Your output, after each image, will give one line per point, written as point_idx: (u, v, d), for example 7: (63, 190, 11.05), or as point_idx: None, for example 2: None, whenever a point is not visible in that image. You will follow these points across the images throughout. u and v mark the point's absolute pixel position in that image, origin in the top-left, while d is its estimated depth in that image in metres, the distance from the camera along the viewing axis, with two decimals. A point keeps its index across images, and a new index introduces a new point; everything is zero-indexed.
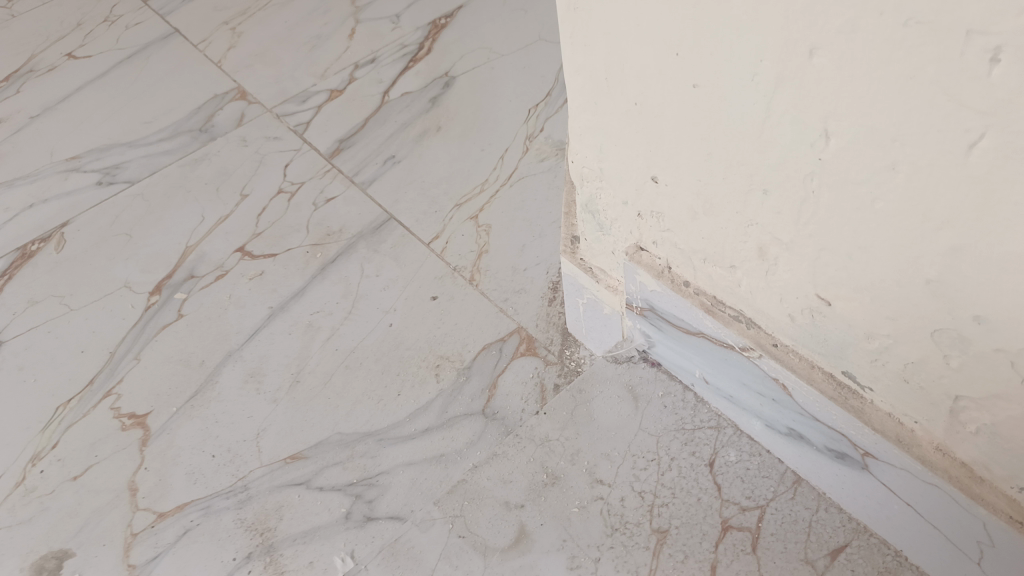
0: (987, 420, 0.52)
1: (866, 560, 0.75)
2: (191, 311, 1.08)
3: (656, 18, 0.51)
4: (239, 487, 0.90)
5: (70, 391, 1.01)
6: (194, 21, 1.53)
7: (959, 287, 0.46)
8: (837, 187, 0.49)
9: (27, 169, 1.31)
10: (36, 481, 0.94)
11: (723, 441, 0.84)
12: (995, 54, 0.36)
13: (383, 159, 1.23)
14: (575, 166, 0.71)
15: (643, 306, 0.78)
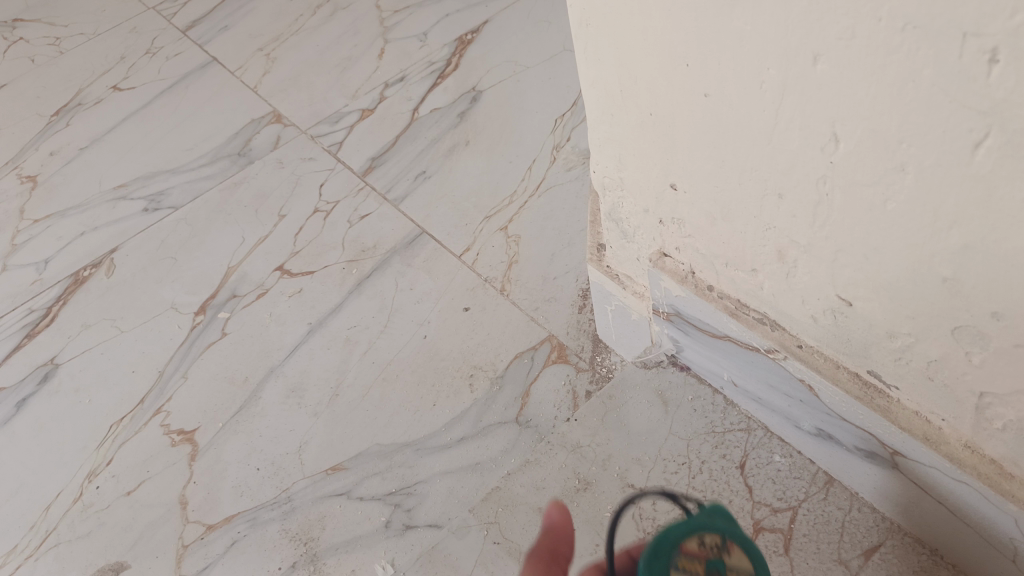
0: (1012, 416, 0.52)
1: (902, 560, 0.74)
2: (235, 329, 1.12)
3: (663, 32, 0.52)
4: (283, 499, 0.93)
5: (123, 410, 1.06)
6: (230, 48, 1.59)
7: (974, 285, 0.47)
8: (849, 189, 0.50)
9: (78, 199, 1.37)
10: (93, 497, 0.98)
11: (753, 443, 0.85)
12: (991, 55, 0.36)
13: (414, 175, 1.26)
14: (596, 176, 0.73)
15: (669, 312, 0.79)
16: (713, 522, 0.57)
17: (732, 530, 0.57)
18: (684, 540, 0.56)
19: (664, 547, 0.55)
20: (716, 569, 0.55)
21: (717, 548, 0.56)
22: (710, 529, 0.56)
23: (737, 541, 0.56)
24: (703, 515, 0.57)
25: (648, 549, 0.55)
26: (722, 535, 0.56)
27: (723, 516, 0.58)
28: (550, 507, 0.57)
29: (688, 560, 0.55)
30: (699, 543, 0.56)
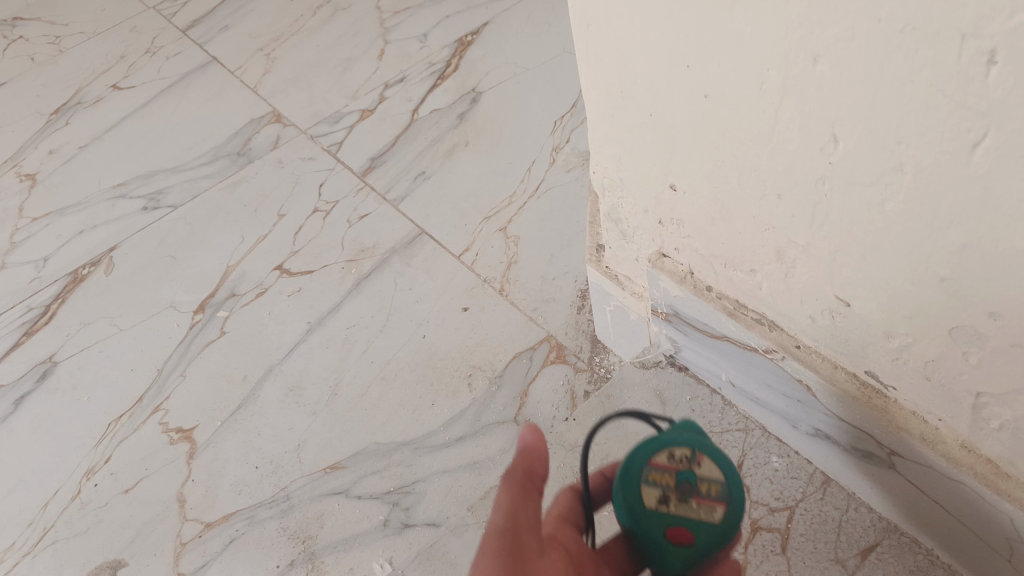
0: (1008, 415, 0.52)
1: (898, 560, 0.74)
2: (234, 328, 1.12)
3: (664, 32, 0.52)
4: (282, 497, 0.93)
5: (121, 408, 1.06)
6: (230, 48, 1.59)
7: (971, 284, 0.47)
8: (848, 190, 0.50)
9: (77, 198, 1.37)
10: (91, 494, 0.98)
11: (751, 443, 0.85)
12: (989, 56, 0.36)
13: (414, 175, 1.26)
14: (596, 177, 0.73)
15: (668, 312, 0.80)
16: (681, 435, 0.57)
17: (701, 441, 0.57)
18: (652, 455, 0.57)
19: (633, 463, 0.57)
20: (686, 480, 0.56)
21: (688, 461, 0.57)
22: (679, 443, 0.57)
23: (708, 451, 0.57)
24: (671, 428, 0.58)
25: (621, 466, 0.57)
26: (692, 447, 0.57)
27: (694, 429, 0.58)
28: (524, 428, 0.57)
29: (658, 473, 0.56)
30: (670, 457, 0.57)
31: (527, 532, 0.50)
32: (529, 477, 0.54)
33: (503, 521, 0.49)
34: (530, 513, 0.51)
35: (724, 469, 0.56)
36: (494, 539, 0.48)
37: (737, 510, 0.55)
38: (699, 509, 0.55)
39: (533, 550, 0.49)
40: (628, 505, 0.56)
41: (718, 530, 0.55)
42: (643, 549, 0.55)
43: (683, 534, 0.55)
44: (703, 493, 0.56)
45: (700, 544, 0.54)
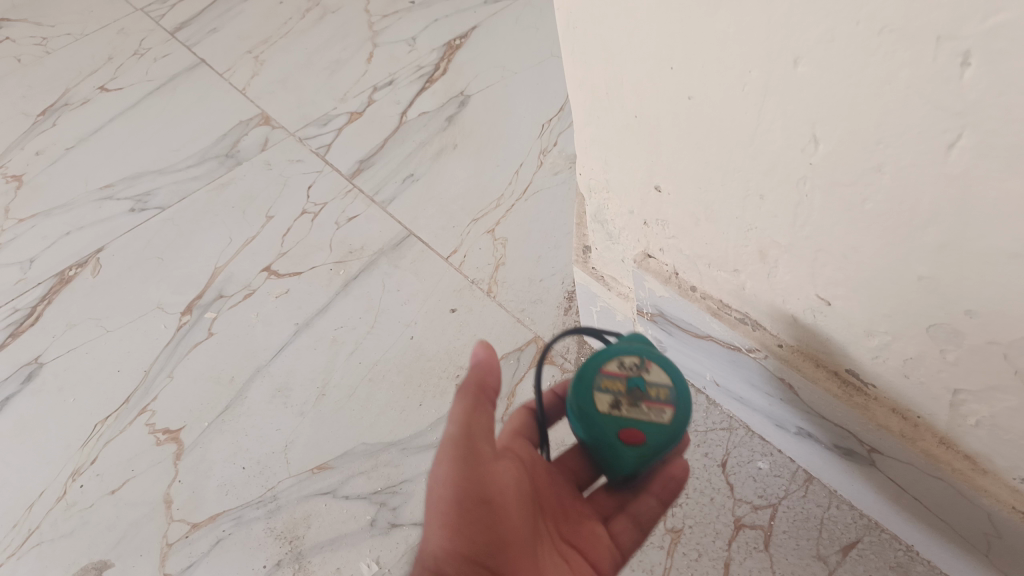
0: (985, 412, 0.53)
1: (878, 555, 0.78)
2: (221, 329, 1.12)
3: (648, 34, 0.52)
4: (268, 498, 0.93)
5: (108, 409, 1.06)
6: (219, 50, 1.59)
7: (950, 282, 0.47)
8: (829, 189, 0.49)
9: (64, 199, 1.37)
10: (76, 496, 0.98)
11: (735, 441, 0.88)
12: (964, 58, 0.35)
13: (402, 177, 1.27)
14: (583, 179, 0.74)
15: (653, 312, 0.81)
16: (630, 346, 0.63)
17: (648, 351, 0.62)
18: (604, 364, 0.62)
19: (588, 373, 0.62)
20: (636, 385, 0.61)
21: (638, 368, 0.62)
22: (629, 352, 0.62)
23: (657, 360, 0.62)
24: (622, 340, 0.64)
25: (574, 377, 0.62)
26: (641, 355, 0.62)
27: (641, 339, 0.65)
28: (477, 344, 0.63)
29: (609, 380, 0.62)
30: (620, 365, 0.62)
31: (481, 441, 0.59)
32: (483, 387, 0.62)
33: (460, 432, 0.58)
34: (484, 420, 0.60)
35: (672, 374, 0.61)
36: (452, 447, 0.57)
37: (682, 410, 0.60)
38: (648, 411, 0.60)
39: (487, 456, 0.58)
40: (582, 409, 0.61)
41: (665, 427, 0.60)
42: (597, 446, 0.61)
43: (634, 433, 0.60)
44: (652, 397, 0.61)
45: (649, 441, 0.60)
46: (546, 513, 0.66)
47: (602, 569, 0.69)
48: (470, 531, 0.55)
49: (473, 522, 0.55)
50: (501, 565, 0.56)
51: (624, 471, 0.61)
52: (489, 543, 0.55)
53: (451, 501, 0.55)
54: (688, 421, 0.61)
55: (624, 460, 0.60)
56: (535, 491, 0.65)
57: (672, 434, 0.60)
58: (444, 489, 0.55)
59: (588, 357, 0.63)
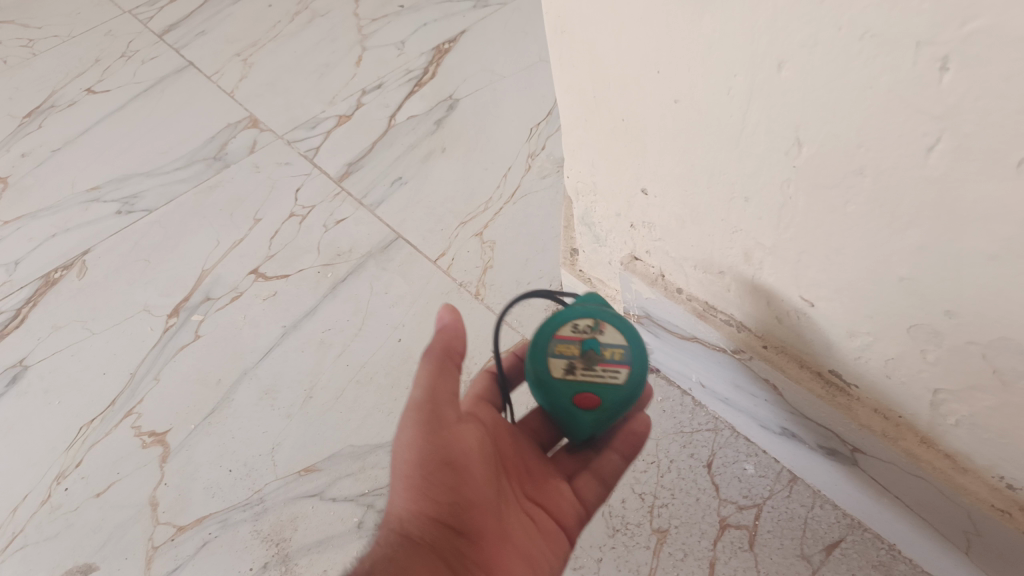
0: (965, 411, 0.54)
1: (861, 554, 0.79)
2: (208, 331, 1.12)
3: (635, 38, 0.52)
4: (255, 500, 0.93)
5: (94, 412, 1.05)
6: (207, 53, 1.59)
7: (929, 284, 0.47)
8: (813, 192, 0.50)
9: (49, 201, 1.36)
10: (61, 498, 0.97)
11: (720, 442, 0.89)
12: (943, 63, 0.35)
13: (390, 180, 1.27)
14: (570, 181, 0.75)
15: (640, 314, 0.83)
16: (583, 310, 0.67)
17: (601, 313, 0.67)
18: (558, 330, 0.66)
19: (542, 338, 0.66)
20: (590, 347, 0.65)
21: (592, 330, 0.66)
22: (582, 317, 0.66)
23: (609, 320, 0.66)
24: (574, 303, 0.68)
25: (529, 343, 0.67)
26: (593, 318, 0.66)
27: (595, 299, 0.69)
28: (441, 310, 0.68)
29: (564, 346, 0.66)
30: (574, 329, 0.66)
31: (445, 403, 0.64)
32: (448, 351, 0.67)
33: (423, 396, 0.63)
34: (447, 381, 0.65)
35: (623, 334, 0.66)
36: (415, 413, 0.62)
37: (636, 368, 0.65)
38: (603, 371, 0.65)
39: (450, 418, 0.63)
40: (540, 375, 0.66)
41: (620, 386, 0.65)
42: (556, 408, 0.66)
43: (590, 395, 0.65)
44: (606, 358, 0.65)
45: (605, 399, 0.65)
46: (511, 472, 0.70)
47: (569, 526, 0.73)
48: (432, 491, 0.61)
49: (436, 483, 0.61)
50: (464, 521, 0.62)
51: (585, 429, 0.66)
52: (451, 503, 0.62)
53: (414, 463, 0.61)
54: (641, 378, 0.65)
55: (583, 419, 0.65)
56: (499, 448, 0.70)
57: (627, 394, 0.65)
58: (407, 452, 0.62)
59: (542, 322, 0.67)
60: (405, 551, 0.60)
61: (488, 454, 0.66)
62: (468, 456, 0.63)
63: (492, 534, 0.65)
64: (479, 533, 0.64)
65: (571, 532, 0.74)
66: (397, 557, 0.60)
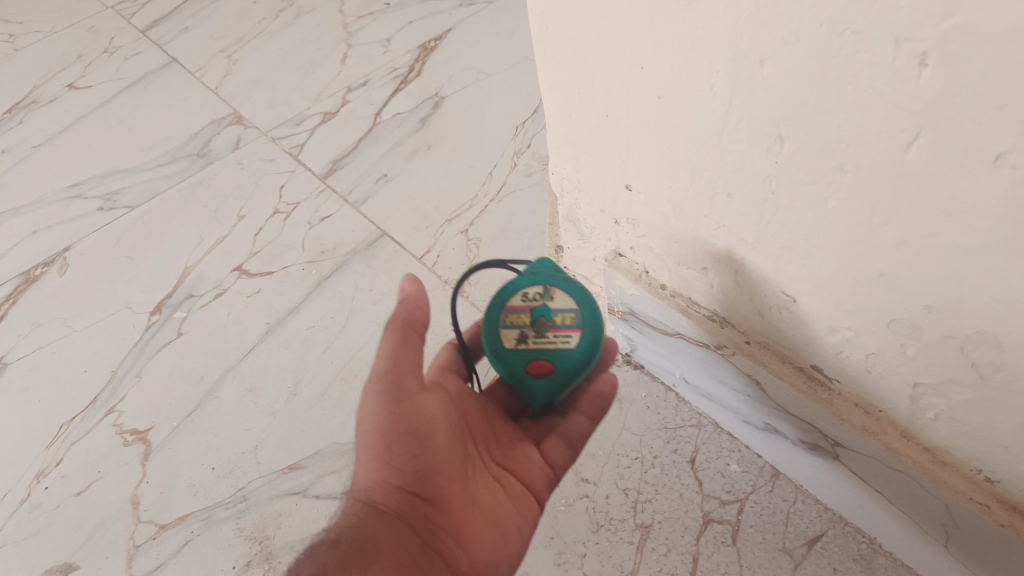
0: (944, 405, 0.54)
1: (842, 548, 0.80)
2: (191, 328, 1.11)
3: (618, 34, 0.52)
4: (238, 498, 0.93)
5: (75, 409, 1.05)
6: (191, 49, 1.58)
7: (908, 278, 0.47)
8: (794, 188, 0.50)
9: (30, 197, 1.35)
10: (42, 497, 0.97)
11: (704, 438, 0.89)
12: (921, 59, 0.36)
13: (375, 177, 1.27)
14: (555, 178, 0.75)
15: (624, 310, 0.83)
16: (532, 278, 0.70)
17: (550, 280, 0.70)
18: (509, 301, 0.69)
19: (494, 310, 0.69)
20: (541, 315, 0.68)
21: (541, 298, 0.69)
22: (531, 285, 0.70)
23: (558, 287, 0.70)
24: (525, 273, 0.71)
25: (483, 317, 0.70)
26: (543, 286, 0.70)
27: (546, 266, 0.72)
28: (404, 282, 0.71)
29: (515, 315, 0.69)
30: (524, 298, 0.69)
31: (407, 372, 0.67)
32: (410, 323, 0.69)
33: (385, 367, 0.66)
34: (409, 352, 0.68)
35: (573, 299, 0.69)
36: (378, 384, 0.66)
37: (587, 331, 0.68)
38: (555, 337, 0.68)
39: (412, 387, 0.66)
40: (493, 347, 0.68)
41: (573, 350, 0.68)
42: (511, 378, 0.68)
43: (542, 361, 0.67)
44: (557, 323, 0.68)
45: (559, 363, 0.67)
46: (479, 438, 0.71)
47: (540, 490, 0.73)
48: (397, 459, 0.64)
49: (400, 451, 0.63)
50: (431, 487, 0.64)
51: (541, 398, 0.68)
52: (417, 469, 0.64)
53: (378, 432, 0.64)
54: (593, 341, 0.68)
55: (538, 387, 0.67)
56: (466, 415, 0.71)
57: (578, 357, 0.67)
58: (372, 422, 0.65)
59: (495, 295, 0.70)
60: (372, 517, 0.62)
61: (454, 421, 0.67)
62: (431, 423, 0.65)
63: (460, 498, 0.66)
64: (446, 499, 0.65)
65: (542, 497, 0.73)
66: (362, 525, 0.62)
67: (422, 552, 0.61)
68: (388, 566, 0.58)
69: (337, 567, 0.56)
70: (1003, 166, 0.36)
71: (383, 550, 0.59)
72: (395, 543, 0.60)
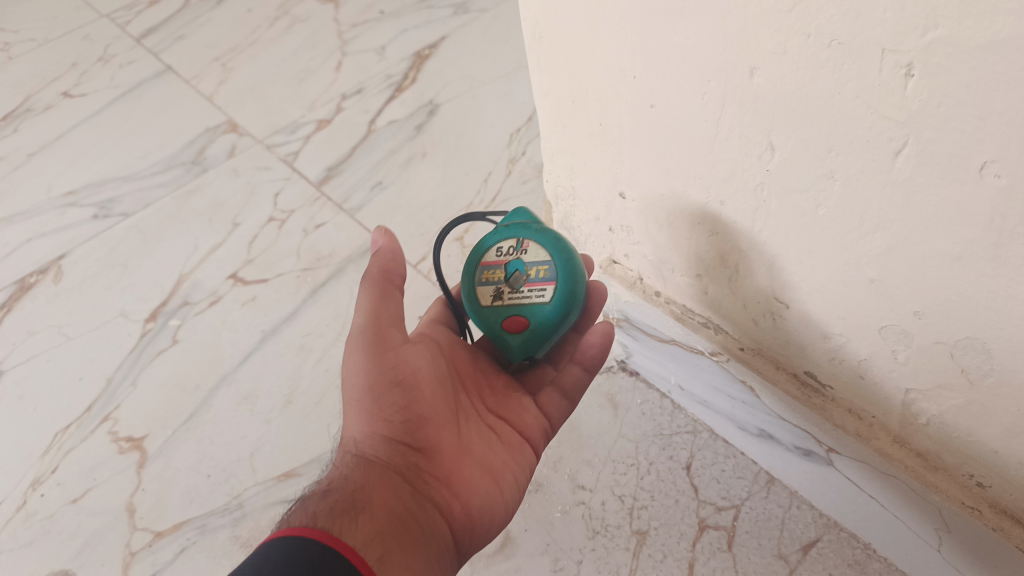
0: (934, 410, 0.55)
1: (837, 554, 0.80)
2: (186, 336, 1.11)
3: (610, 44, 0.53)
4: (234, 505, 0.93)
5: (69, 418, 1.05)
6: (185, 58, 1.58)
7: (896, 285, 0.48)
8: (785, 196, 0.51)
9: (25, 205, 1.35)
10: (37, 505, 0.97)
11: (699, 444, 0.90)
12: (907, 70, 0.36)
13: (370, 185, 1.27)
14: (550, 186, 0.75)
15: (619, 317, 0.84)
16: (507, 232, 0.68)
17: (524, 232, 0.68)
18: (484, 257, 0.69)
19: (470, 268, 0.69)
20: (514, 270, 0.67)
21: (516, 252, 0.68)
22: (506, 240, 0.68)
23: (531, 238, 0.67)
24: (501, 227, 0.70)
25: (463, 277, 0.70)
26: (517, 239, 0.68)
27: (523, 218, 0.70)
28: (376, 235, 0.71)
29: (491, 272, 0.68)
30: (498, 254, 0.68)
31: (389, 326, 0.68)
32: (387, 275, 0.70)
33: (366, 321, 0.67)
34: (387, 305, 0.69)
35: (547, 250, 0.66)
36: (360, 337, 0.67)
37: (561, 283, 0.65)
38: (529, 291, 0.66)
39: (395, 339, 0.67)
40: (473, 306, 0.69)
41: (547, 304, 0.65)
42: (489, 334, 0.68)
43: (517, 318, 0.66)
44: (532, 277, 0.66)
45: (535, 317, 0.65)
46: (471, 390, 0.72)
47: (535, 440, 0.73)
48: (383, 411, 0.65)
49: (386, 402, 0.65)
50: (420, 437, 0.64)
51: (522, 352, 0.67)
52: (403, 418, 0.65)
53: (364, 385, 0.66)
54: (569, 293, 0.65)
55: (515, 342, 0.67)
56: (456, 368, 0.72)
57: (552, 310, 0.65)
58: (356, 376, 0.66)
59: (472, 252, 0.70)
60: (361, 469, 0.63)
61: (442, 373, 0.69)
62: (416, 373, 0.66)
63: (451, 448, 0.66)
64: (437, 447, 0.65)
65: (539, 447, 0.73)
66: (352, 475, 0.62)
67: (414, 501, 0.62)
68: (378, 517, 0.58)
69: (326, 518, 0.56)
70: (988, 174, 0.37)
71: (374, 500, 0.60)
72: (385, 492, 0.61)
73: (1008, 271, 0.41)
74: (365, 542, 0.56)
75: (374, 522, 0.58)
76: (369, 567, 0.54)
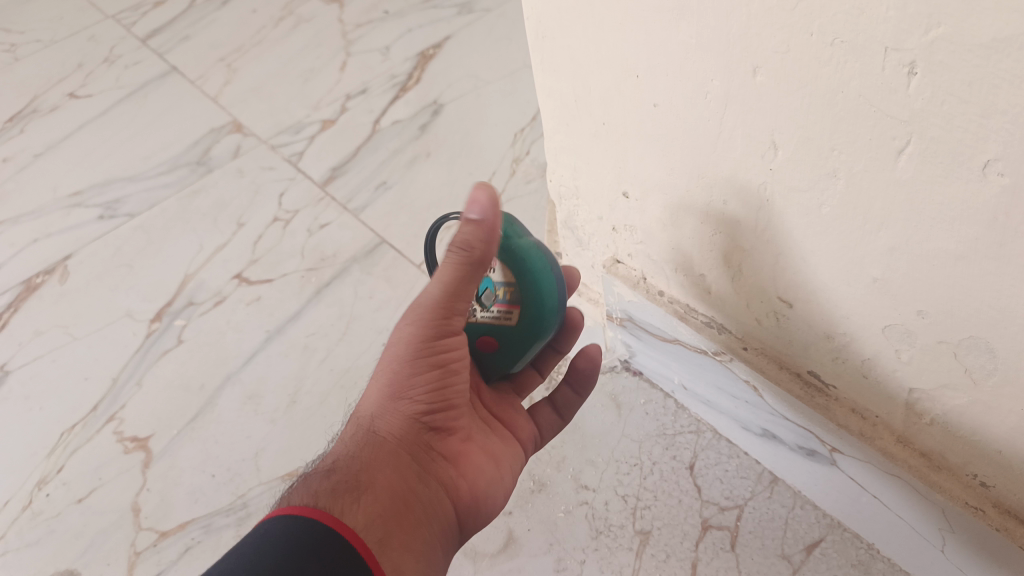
0: (938, 410, 0.55)
1: (841, 554, 0.80)
2: (191, 336, 1.12)
3: (613, 42, 0.53)
4: (239, 505, 0.93)
5: (75, 417, 1.05)
6: (191, 59, 1.58)
7: (900, 285, 0.48)
8: (787, 195, 0.51)
9: (31, 206, 1.36)
10: (43, 504, 0.97)
11: (703, 444, 0.90)
12: (910, 68, 0.36)
13: (374, 185, 1.27)
14: (553, 186, 0.75)
15: (622, 317, 0.84)
16: None
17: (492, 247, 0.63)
18: None
19: None
20: (483, 288, 0.65)
21: None
22: None
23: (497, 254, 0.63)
24: None
25: None
26: None
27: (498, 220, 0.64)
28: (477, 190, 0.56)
29: None
30: None
31: (461, 304, 0.61)
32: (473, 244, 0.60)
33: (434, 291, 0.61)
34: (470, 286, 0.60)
35: (512, 271, 0.62)
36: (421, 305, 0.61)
37: (526, 309, 0.63)
38: (497, 312, 0.64)
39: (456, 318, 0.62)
40: None
41: (514, 326, 0.64)
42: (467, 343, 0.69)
43: (486, 338, 0.66)
44: (499, 298, 0.64)
45: (504, 333, 0.65)
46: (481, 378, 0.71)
47: (525, 441, 0.75)
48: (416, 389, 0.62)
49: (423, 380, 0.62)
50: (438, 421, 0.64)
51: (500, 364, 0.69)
52: (431, 399, 0.63)
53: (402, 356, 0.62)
54: (536, 317, 0.63)
55: (490, 355, 0.68)
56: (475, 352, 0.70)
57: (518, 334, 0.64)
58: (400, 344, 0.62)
59: None
60: (376, 443, 0.62)
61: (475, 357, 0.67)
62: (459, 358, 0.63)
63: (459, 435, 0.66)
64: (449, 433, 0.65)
65: (528, 449, 0.76)
66: (370, 450, 0.61)
67: (421, 484, 0.62)
68: (382, 499, 0.59)
69: (329, 499, 0.57)
70: (991, 173, 0.37)
71: (381, 480, 0.60)
72: (393, 473, 0.60)
73: (1010, 270, 0.40)
74: (365, 526, 0.56)
75: (377, 502, 0.58)
76: (370, 550, 0.55)
